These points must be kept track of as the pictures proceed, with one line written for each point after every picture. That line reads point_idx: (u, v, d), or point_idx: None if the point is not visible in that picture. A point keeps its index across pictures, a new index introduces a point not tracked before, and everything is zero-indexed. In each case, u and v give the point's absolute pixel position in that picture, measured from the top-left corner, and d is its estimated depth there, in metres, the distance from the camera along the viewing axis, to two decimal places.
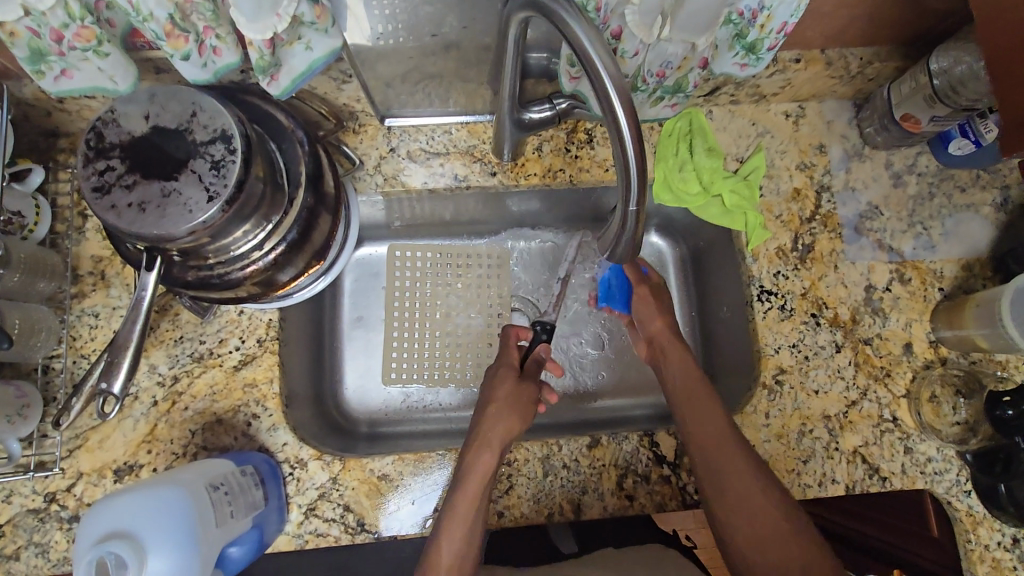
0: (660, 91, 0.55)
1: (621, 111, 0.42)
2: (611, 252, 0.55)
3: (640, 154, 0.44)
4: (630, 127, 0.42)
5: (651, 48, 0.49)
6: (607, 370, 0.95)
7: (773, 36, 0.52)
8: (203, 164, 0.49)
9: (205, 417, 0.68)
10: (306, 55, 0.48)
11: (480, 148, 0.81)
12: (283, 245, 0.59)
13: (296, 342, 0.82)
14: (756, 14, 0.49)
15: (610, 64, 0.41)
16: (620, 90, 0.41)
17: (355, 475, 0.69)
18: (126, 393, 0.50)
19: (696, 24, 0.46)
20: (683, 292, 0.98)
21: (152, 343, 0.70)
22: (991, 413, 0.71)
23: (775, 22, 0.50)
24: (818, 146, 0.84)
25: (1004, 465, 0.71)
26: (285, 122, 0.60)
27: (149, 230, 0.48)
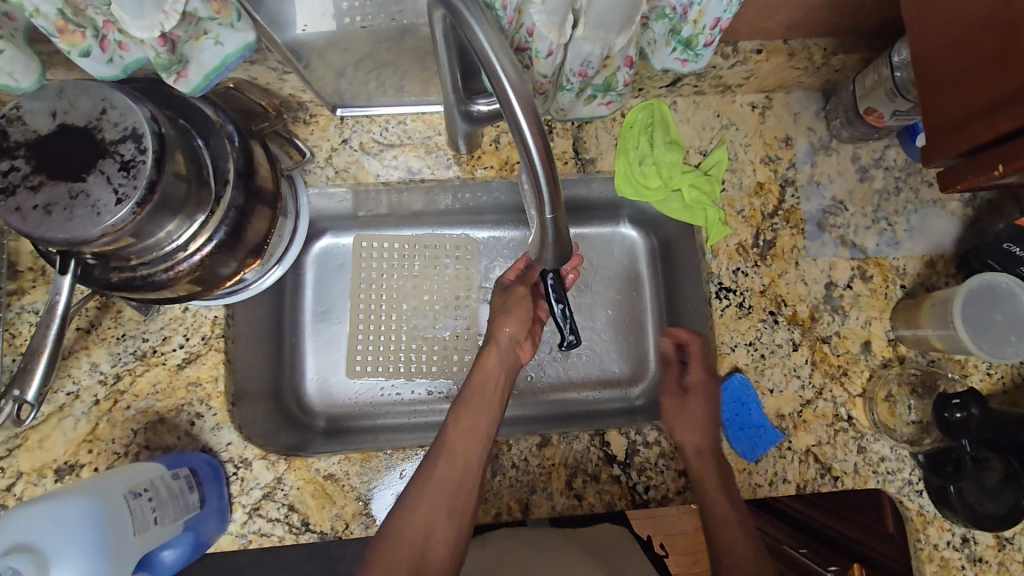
0: (589, 89, 0.53)
1: (525, 118, 0.40)
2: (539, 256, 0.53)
3: (551, 162, 0.43)
4: (535, 137, 0.41)
5: (568, 46, 0.47)
6: (573, 362, 0.94)
7: (709, 31, 0.49)
8: (112, 165, 0.47)
9: (148, 416, 0.68)
10: (215, 51, 0.47)
11: (434, 139, 0.79)
12: (213, 244, 0.57)
13: (248, 337, 0.82)
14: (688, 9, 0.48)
15: (513, 73, 0.39)
16: (524, 98, 0.40)
17: (301, 474, 0.68)
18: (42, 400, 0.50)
19: (606, 23, 0.44)
20: (649, 285, 0.96)
21: (93, 341, 0.69)
22: (941, 415, 0.70)
23: (708, 18, 0.47)
24: (784, 138, 0.82)
25: (955, 466, 0.71)
26: (212, 116, 0.57)
27: (57, 234, 0.46)
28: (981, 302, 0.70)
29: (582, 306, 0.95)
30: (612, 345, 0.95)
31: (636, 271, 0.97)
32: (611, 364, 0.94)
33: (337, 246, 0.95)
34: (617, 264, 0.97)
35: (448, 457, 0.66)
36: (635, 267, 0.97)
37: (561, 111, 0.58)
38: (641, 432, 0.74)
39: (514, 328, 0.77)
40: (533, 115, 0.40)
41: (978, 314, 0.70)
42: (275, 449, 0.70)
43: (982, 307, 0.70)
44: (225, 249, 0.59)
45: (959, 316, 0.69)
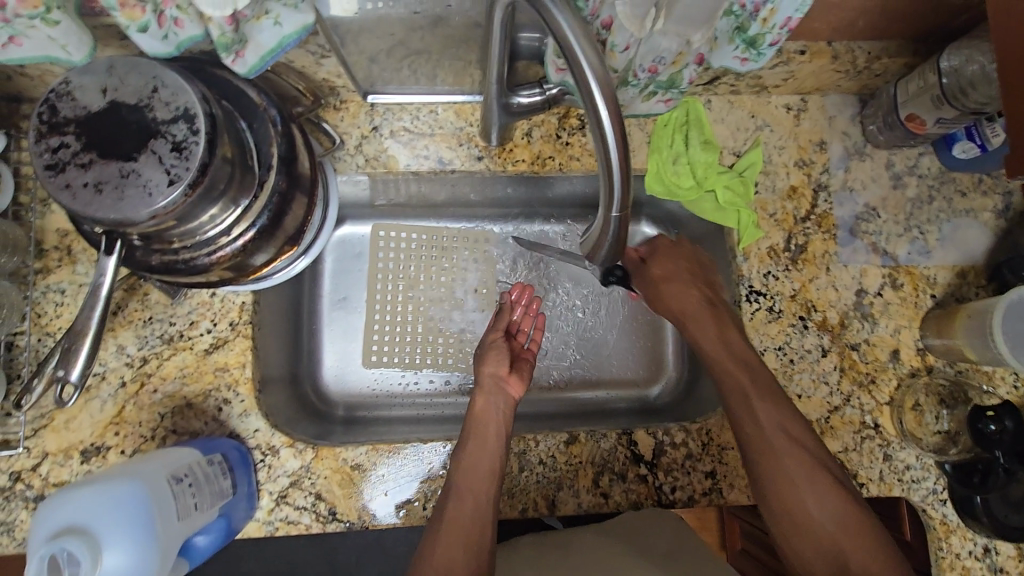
0: (654, 86, 0.53)
1: (604, 108, 0.40)
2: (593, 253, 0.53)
3: (625, 158, 0.43)
4: (612, 122, 0.41)
5: (643, 41, 0.48)
6: (593, 361, 0.94)
7: (778, 30, 0.48)
8: (163, 145, 0.46)
9: (175, 400, 0.67)
10: (275, 31, 0.46)
11: (467, 131, 0.78)
12: (253, 230, 0.56)
13: (272, 324, 0.81)
14: (759, 6, 0.46)
15: (597, 63, 0.39)
16: (604, 85, 0.40)
17: (328, 464, 0.68)
18: (85, 381, 0.49)
19: (688, 18, 0.45)
20: None
21: (121, 323, 0.68)
22: (974, 427, 0.70)
23: (779, 17, 0.47)
24: (818, 142, 0.82)
25: (982, 478, 0.71)
26: (256, 99, 0.57)
27: (107, 213, 0.46)
28: (1020, 316, 0.70)
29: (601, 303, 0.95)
30: (633, 343, 0.94)
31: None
32: (632, 363, 0.94)
33: (353, 236, 0.94)
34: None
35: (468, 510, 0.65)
36: None
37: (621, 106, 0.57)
38: (669, 432, 0.73)
39: (492, 367, 0.78)
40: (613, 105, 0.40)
41: (1019, 328, 0.69)
42: (302, 438, 0.70)
43: (1020, 322, 0.69)
44: (264, 235, 0.58)
45: (999, 329, 0.69)
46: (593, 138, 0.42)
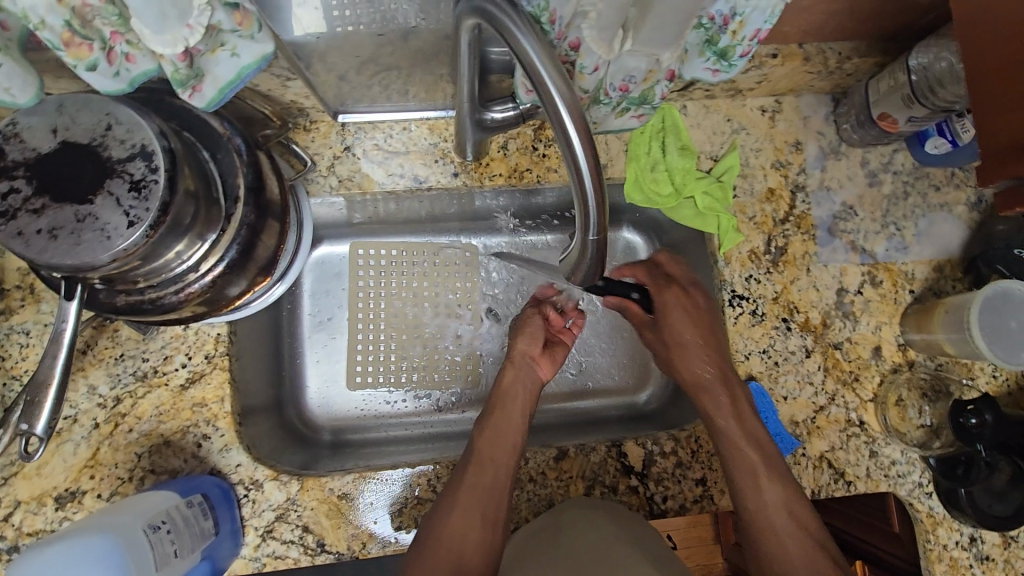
0: (626, 103, 0.52)
1: (575, 129, 0.39)
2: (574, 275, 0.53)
3: (600, 180, 0.42)
4: (583, 145, 0.40)
5: (611, 61, 0.47)
6: (577, 370, 0.93)
7: (747, 41, 0.48)
8: (121, 184, 0.44)
9: (151, 439, 0.65)
10: (232, 62, 0.44)
11: (441, 146, 0.77)
12: (223, 265, 0.54)
13: (250, 353, 0.79)
14: (728, 19, 0.46)
15: (564, 87, 0.38)
16: (573, 107, 0.39)
17: (314, 494, 0.67)
18: (51, 434, 0.46)
19: (655, 39, 0.45)
20: None
21: (91, 363, 0.66)
22: (954, 420, 0.71)
23: (749, 28, 0.46)
24: (794, 143, 0.82)
25: (965, 469, 0.72)
26: (218, 128, 0.55)
27: (64, 259, 0.44)
28: (995, 310, 0.70)
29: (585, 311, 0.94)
30: (617, 350, 0.94)
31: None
32: (617, 368, 0.94)
33: (332, 255, 0.92)
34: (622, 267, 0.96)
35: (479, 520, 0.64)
36: None
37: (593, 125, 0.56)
38: (657, 442, 0.73)
39: (525, 344, 0.80)
40: (582, 125, 0.39)
41: (996, 322, 0.70)
42: (287, 469, 0.68)
43: (996, 317, 0.70)
44: (235, 267, 0.56)
45: (975, 321, 0.70)
46: (566, 162, 0.41)
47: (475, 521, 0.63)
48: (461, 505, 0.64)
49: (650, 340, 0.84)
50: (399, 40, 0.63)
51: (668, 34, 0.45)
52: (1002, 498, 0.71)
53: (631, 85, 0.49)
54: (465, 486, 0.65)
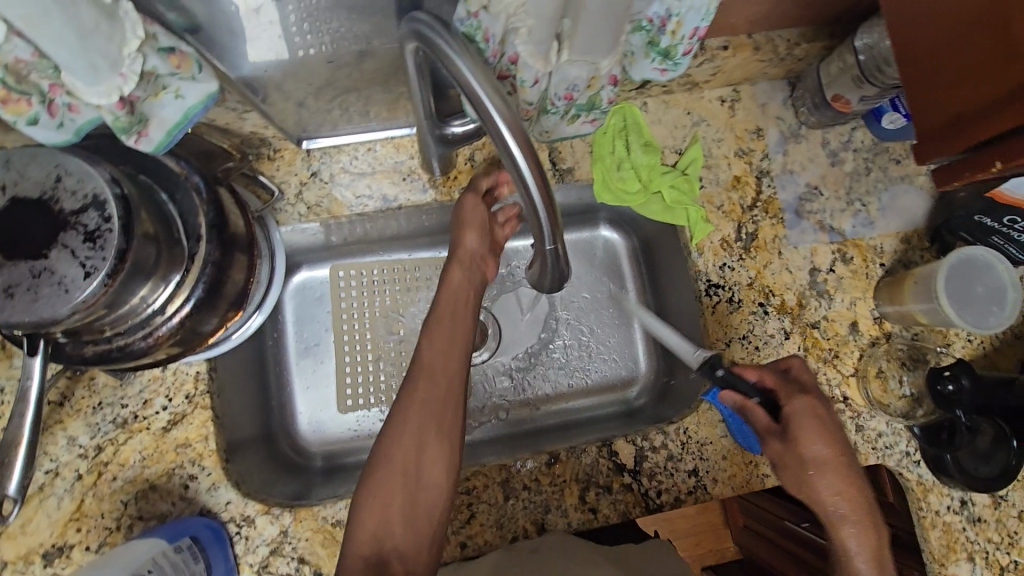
0: (575, 111, 0.52)
1: (517, 145, 0.40)
2: (538, 282, 0.53)
3: (547, 191, 0.42)
4: (527, 160, 0.40)
5: (551, 73, 0.48)
6: (567, 372, 0.93)
7: (688, 40, 0.50)
8: (75, 235, 0.44)
9: (137, 484, 0.64)
10: (178, 104, 0.45)
11: (407, 163, 0.77)
12: (191, 304, 0.54)
13: (232, 387, 0.79)
14: (666, 20, 0.47)
15: (500, 103, 0.39)
16: (512, 123, 0.39)
17: (308, 524, 0.66)
18: (24, 494, 0.45)
19: (592, 47, 0.45)
20: (635, 284, 0.96)
21: (68, 414, 0.65)
22: (935, 388, 0.73)
23: (686, 28, 0.48)
24: (754, 130, 0.83)
25: (950, 435, 0.74)
26: (175, 167, 0.54)
27: (23, 316, 0.43)
28: (961, 276, 0.72)
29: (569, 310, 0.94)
30: (604, 348, 0.94)
31: (620, 272, 0.97)
32: (603, 368, 0.94)
33: (308, 281, 0.91)
34: (598, 267, 0.96)
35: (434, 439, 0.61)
36: (618, 267, 0.97)
37: (548, 133, 0.57)
38: (647, 437, 0.73)
39: (473, 241, 0.69)
40: (523, 139, 0.40)
41: (961, 288, 0.71)
42: (279, 502, 0.67)
43: (962, 283, 0.71)
44: (205, 305, 0.56)
45: (942, 290, 0.71)
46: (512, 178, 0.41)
47: (429, 441, 0.61)
48: (411, 429, 0.61)
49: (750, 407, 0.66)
50: (352, 62, 0.63)
51: (605, 41, 0.45)
52: (990, 461, 0.72)
53: (576, 94, 0.49)
54: (410, 411, 0.62)
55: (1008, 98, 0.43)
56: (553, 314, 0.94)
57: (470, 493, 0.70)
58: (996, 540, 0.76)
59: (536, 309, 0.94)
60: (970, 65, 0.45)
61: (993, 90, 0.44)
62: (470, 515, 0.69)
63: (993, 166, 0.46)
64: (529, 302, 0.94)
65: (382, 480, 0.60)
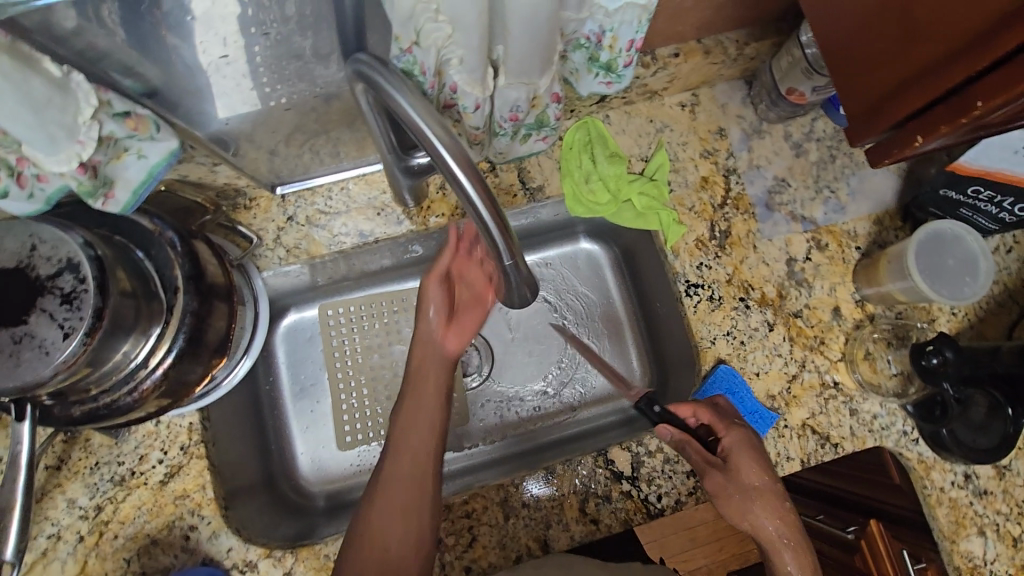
0: (524, 130, 0.55)
1: (462, 172, 0.41)
2: (510, 298, 0.54)
3: (498, 211, 0.43)
4: (475, 186, 0.42)
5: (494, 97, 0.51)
6: (560, 386, 0.94)
7: (626, 53, 0.52)
8: (52, 298, 0.46)
9: (139, 540, 0.65)
10: (141, 163, 0.48)
11: (380, 198, 0.79)
12: (173, 355, 0.55)
13: (229, 434, 0.79)
14: (601, 37, 0.50)
15: (442, 133, 0.40)
16: (456, 152, 0.41)
17: (312, 563, 0.66)
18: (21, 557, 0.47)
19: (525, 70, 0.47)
20: (619, 291, 0.97)
21: (67, 476, 0.66)
22: (918, 363, 0.73)
23: (621, 41, 0.50)
24: (717, 130, 0.85)
25: (942, 409, 0.74)
26: (149, 225, 0.56)
27: (7, 382, 0.45)
28: (931, 253, 0.73)
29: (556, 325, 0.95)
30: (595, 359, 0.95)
31: (604, 281, 0.98)
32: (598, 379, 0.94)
33: (298, 321, 0.92)
34: (582, 279, 0.97)
35: (405, 490, 0.63)
36: (601, 277, 0.98)
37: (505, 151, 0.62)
38: (642, 443, 0.74)
39: (435, 312, 0.70)
40: (467, 166, 0.41)
41: (932, 264, 0.72)
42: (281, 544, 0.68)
43: (933, 258, 0.73)
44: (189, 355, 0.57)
45: (913, 267, 0.72)
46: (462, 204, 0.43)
47: (396, 496, 0.63)
48: (382, 501, 0.63)
49: (688, 442, 0.69)
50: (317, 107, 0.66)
51: (535, 65, 0.47)
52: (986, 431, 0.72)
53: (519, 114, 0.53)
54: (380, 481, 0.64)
55: (920, 74, 0.44)
56: (542, 329, 0.95)
57: (471, 515, 0.70)
58: (1004, 511, 0.75)
59: (525, 327, 0.95)
60: (882, 53, 0.47)
61: (908, 71, 0.46)
62: (471, 538, 0.69)
63: (916, 141, 0.47)
64: (516, 321, 0.95)
65: (359, 555, 0.62)
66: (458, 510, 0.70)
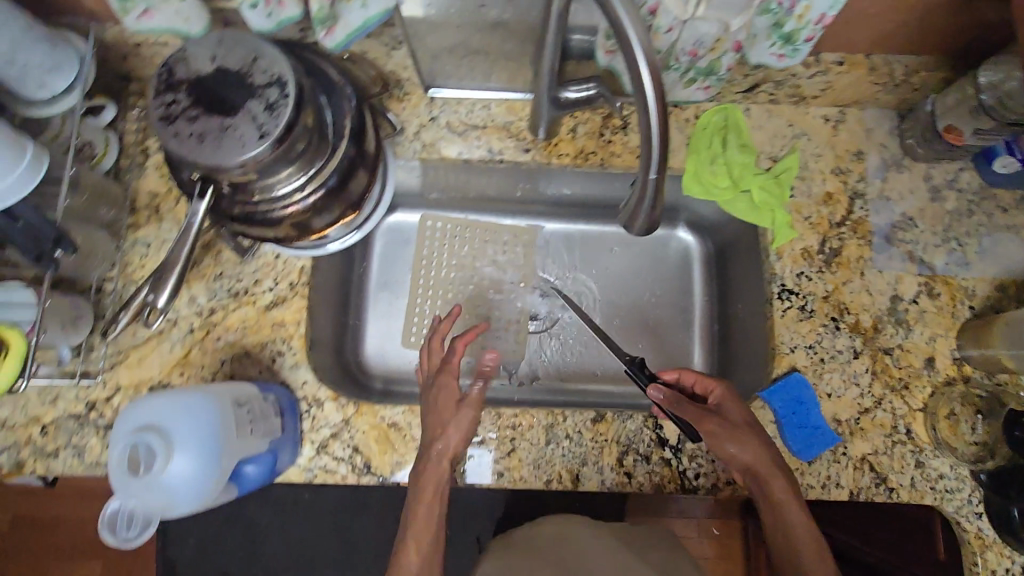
0: (693, 74, 0.60)
1: (651, 82, 0.47)
2: (632, 224, 0.58)
3: (665, 126, 0.49)
4: (657, 97, 0.47)
5: (685, 26, 0.55)
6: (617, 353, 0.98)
7: (811, 28, 0.56)
8: (258, 104, 0.54)
9: (234, 348, 0.74)
10: (363, 12, 0.62)
11: (516, 124, 0.83)
12: (323, 190, 0.64)
13: (323, 295, 0.87)
14: (795, 3, 0.53)
15: (644, 38, 0.45)
16: (650, 62, 0.46)
17: (367, 420, 0.73)
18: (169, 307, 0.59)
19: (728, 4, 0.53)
20: (701, 284, 0.99)
21: (194, 276, 0.76)
22: (1009, 433, 0.70)
23: (813, 13, 0.54)
24: (856, 152, 0.84)
25: (1019, 488, 0.69)
26: (335, 77, 0.64)
27: (204, 160, 0.53)
28: None
29: (632, 297, 0.99)
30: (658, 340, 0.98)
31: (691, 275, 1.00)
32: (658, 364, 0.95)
33: (400, 223, 1.00)
34: (669, 267, 1.00)
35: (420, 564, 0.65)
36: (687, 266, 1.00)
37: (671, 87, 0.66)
38: None
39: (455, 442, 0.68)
40: (657, 74, 0.47)
41: None
42: (346, 394, 0.75)
43: None
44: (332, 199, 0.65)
45: None
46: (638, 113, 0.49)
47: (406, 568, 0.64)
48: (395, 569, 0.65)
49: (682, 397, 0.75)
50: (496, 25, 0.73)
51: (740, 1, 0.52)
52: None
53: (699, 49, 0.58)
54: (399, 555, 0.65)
55: None
56: (616, 300, 0.99)
57: (516, 429, 0.74)
58: None
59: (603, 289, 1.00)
60: None
61: None
62: (511, 449, 0.73)
63: None
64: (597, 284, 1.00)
65: None
66: (506, 420, 0.74)
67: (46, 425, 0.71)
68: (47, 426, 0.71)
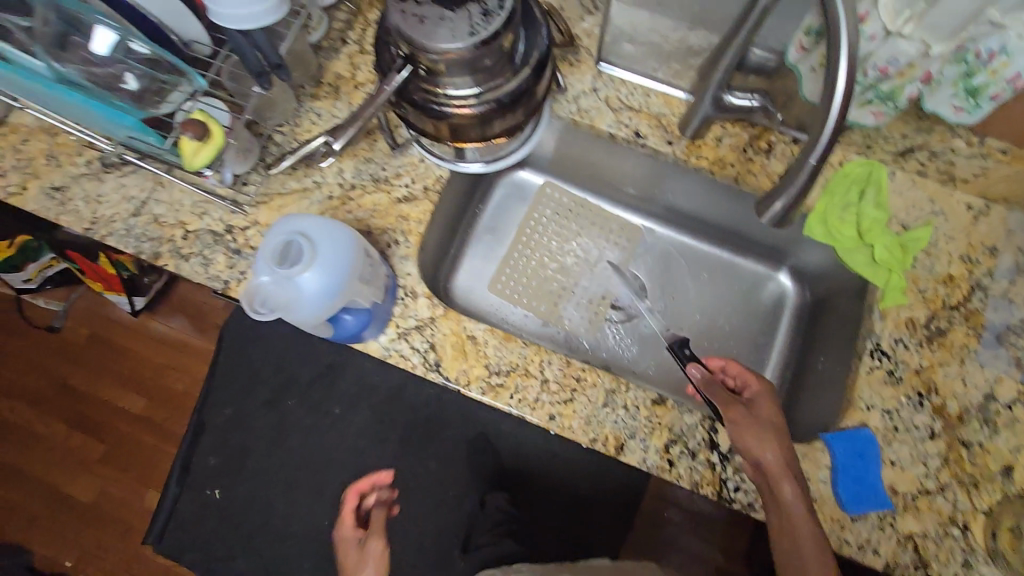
0: (874, 92, 0.74)
1: (845, 73, 0.49)
2: (771, 212, 0.59)
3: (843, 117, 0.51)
4: (843, 91, 0.49)
5: (887, 43, 0.68)
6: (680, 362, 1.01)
7: (1000, 87, 0.67)
8: (476, 8, 0.62)
9: (360, 225, 0.82)
10: None
11: (668, 117, 0.87)
12: (495, 103, 0.71)
13: (444, 215, 0.93)
14: (994, 56, 0.64)
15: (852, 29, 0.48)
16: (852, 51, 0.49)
17: (451, 324, 0.78)
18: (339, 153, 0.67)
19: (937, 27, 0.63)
20: (784, 328, 1.00)
21: (348, 154, 0.84)
22: None
23: (1009, 70, 0.64)
24: (990, 246, 0.83)
25: None
26: (537, 16, 0.72)
27: (418, 38, 0.62)
28: None
29: (713, 317, 1.01)
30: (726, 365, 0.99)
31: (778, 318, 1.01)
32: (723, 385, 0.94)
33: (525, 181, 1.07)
34: (757, 299, 1.02)
35: None
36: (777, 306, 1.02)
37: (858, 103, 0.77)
38: None
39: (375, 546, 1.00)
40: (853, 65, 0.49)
41: None
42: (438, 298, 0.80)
43: None
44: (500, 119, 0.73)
45: None
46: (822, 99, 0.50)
47: None
48: None
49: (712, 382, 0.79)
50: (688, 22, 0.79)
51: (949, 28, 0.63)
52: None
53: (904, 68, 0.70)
54: None
55: None
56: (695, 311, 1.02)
57: (580, 382, 0.77)
58: None
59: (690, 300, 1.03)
60: None
61: None
62: (569, 398, 0.76)
63: None
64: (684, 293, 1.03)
65: None
66: (573, 370, 0.77)
67: (189, 231, 0.81)
68: (189, 233, 0.81)
